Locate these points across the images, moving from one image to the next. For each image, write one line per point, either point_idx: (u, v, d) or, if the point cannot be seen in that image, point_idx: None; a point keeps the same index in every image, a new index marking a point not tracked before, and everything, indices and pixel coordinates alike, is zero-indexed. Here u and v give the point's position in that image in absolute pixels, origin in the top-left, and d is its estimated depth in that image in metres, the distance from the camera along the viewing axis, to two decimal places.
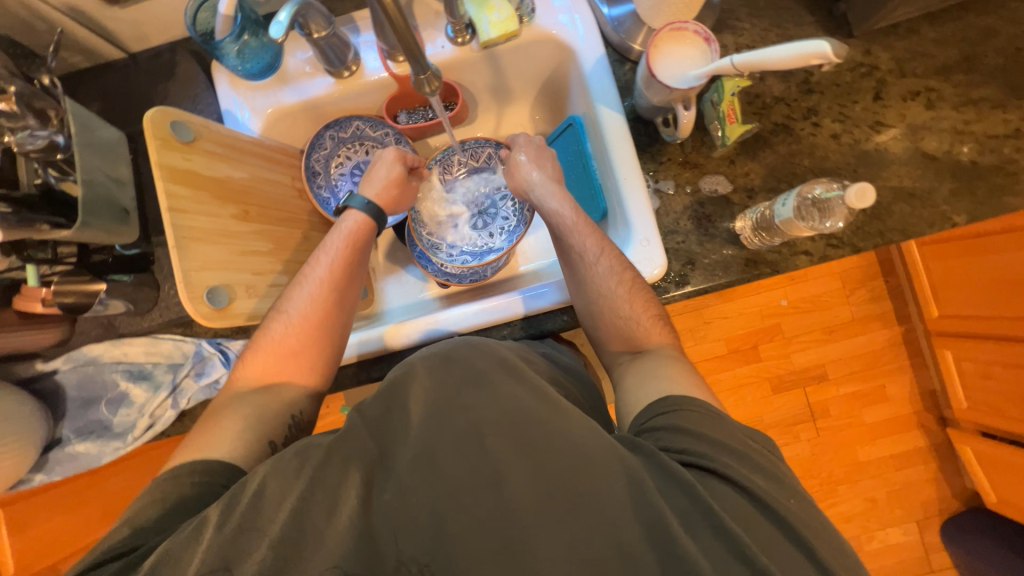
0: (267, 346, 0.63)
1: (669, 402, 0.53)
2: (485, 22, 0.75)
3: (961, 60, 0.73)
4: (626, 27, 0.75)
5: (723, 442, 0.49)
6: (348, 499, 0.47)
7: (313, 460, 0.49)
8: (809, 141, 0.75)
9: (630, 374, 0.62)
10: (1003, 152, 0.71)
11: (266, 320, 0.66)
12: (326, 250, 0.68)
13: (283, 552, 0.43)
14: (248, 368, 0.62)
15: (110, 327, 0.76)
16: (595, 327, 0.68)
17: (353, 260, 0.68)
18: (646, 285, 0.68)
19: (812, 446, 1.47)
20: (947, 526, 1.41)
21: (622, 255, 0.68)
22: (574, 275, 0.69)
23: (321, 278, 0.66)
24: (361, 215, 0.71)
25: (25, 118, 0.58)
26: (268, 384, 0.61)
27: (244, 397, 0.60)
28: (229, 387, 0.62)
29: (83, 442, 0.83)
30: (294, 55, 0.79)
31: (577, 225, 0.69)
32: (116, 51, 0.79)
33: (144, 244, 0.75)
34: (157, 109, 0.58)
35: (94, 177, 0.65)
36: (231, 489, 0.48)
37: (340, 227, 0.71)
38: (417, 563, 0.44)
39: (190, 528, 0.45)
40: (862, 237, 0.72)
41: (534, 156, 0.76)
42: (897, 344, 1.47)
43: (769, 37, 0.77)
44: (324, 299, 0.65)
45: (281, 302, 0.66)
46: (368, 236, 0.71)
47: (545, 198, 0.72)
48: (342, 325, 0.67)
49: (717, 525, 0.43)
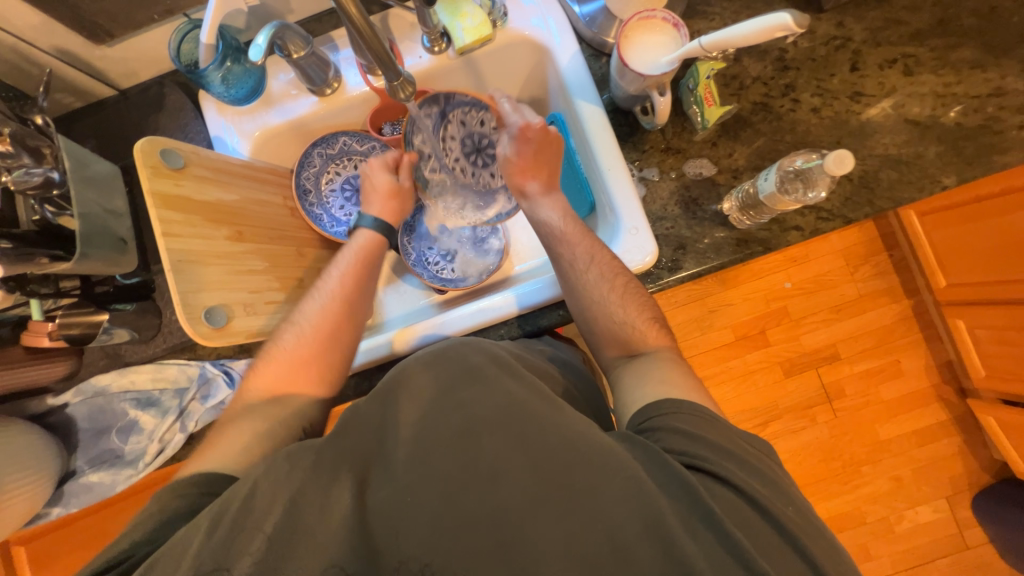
0: (279, 356, 0.64)
1: (666, 404, 0.53)
2: (459, 29, 0.77)
3: (935, 25, 0.73)
4: (599, 23, 0.76)
5: (725, 448, 0.48)
6: (340, 499, 0.47)
7: (304, 463, 0.49)
8: (789, 117, 0.75)
9: (626, 375, 0.61)
10: (987, 111, 0.71)
11: (277, 331, 0.67)
12: (340, 263, 0.71)
13: (279, 552, 0.43)
14: (258, 379, 0.63)
15: (115, 356, 0.77)
16: (590, 332, 0.68)
17: (365, 274, 0.71)
18: (641, 287, 0.68)
19: (830, 428, 1.44)
20: (977, 500, 1.38)
21: (615, 262, 0.68)
22: (563, 282, 0.70)
23: (332, 291, 0.68)
24: (371, 233, 0.75)
25: (21, 157, 0.59)
26: (279, 396, 0.61)
27: (254, 409, 0.60)
28: (238, 398, 0.63)
29: (96, 472, 0.83)
30: (277, 78, 0.81)
31: (566, 233, 0.70)
32: (107, 89, 0.81)
33: (143, 272, 0.77)
34: (146, 139, 0.59)
35: (91, 210, 0.67)
36: (222, 494, 0.48)
37: (350, 245, 0.74)
38: (418, 563, 0.44)
39: (181, 537, 0.45)
40: (852, 208, 0.72)
41: (528, 161, 0.74)
42: (908, 317, 1.45)
43: (741, 19, 0.78)
44: (335, 310, 0.67)
45: (295, 313, 0.68)
46: (379, 251, 0.75)
47: (536, 208, 0.74)
48: (352, 337, 0.68)
49: (715, 526, 0.43)
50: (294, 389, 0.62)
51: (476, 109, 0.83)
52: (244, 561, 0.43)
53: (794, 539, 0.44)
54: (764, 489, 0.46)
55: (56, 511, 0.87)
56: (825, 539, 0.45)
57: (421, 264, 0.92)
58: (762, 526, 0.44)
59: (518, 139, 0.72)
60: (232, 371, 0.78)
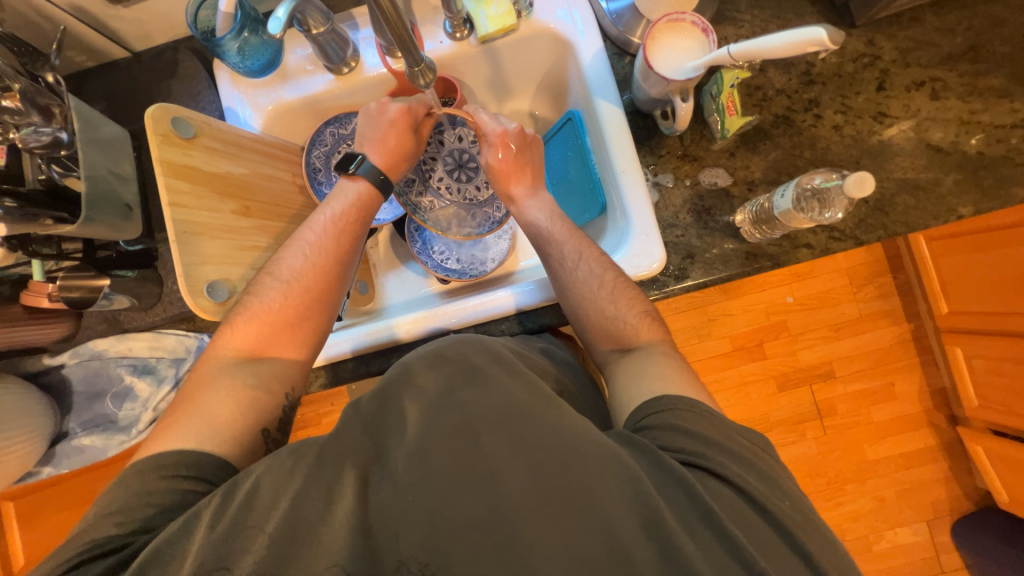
0: (260, 314, 0.62)
1: (662, 402, 0.53)
2: (482, 17, 0.76)
3: (966, 50, 0.72)
4: (625, 21, 0.75)
5: (720, 442, 0.49)
6: (344, 498, 0.48)
7: (307, 458, 0.50)
8: (810, 133, 0.74)
9: (621, 372, 0.61)
10: (1010, 142, 0.69)
11: (256, 284, 0.64)
12: (331, 216, 0.69)
13: (282, 548, 0.45)
14: (235, 336, 0.61)
15: (114, 322, 0.75)
16: (582, 328, 0.67)
17: (357, 232, 0.70)
18: (629, 282, 0.68)
19: (819, 444, 1.45)
20: (957, 526, 1.39)
21: (603, 257, 0.68)
22: (552, 279, 0.70)
23: (323, 249, 0.67)
24: (366, 184, 0.71)
25: (30, 115, 0.59)
26: (259, 355, 0.61)
27: (227, 368, 0.59)
28: (210, 355, 0.61)
29: (89, 436, 0.86)
30: (294, 52, 0.80)
31: (553, 234, 0.71)
32: (120, 51, 0.80)
33: (147, 239, 0.76)
34: (157, 106, 0.58)
35: (98, 173, 0.66)
36: (227, 484, 0.49)
37: (342, 195, 0.71)
38: (417, 562, 0.45)
39: (180, 525, 0.46)
40: (865, 230, 0.71)
41: (512, 167, 0.74)
42: (906, 341, 1.45)
43: (769, 28, 0.76)
44: (326, 271, 0.66)
45: (279, 269, 0.65)
46: (373, 209, 0.72)
47: (524, 211, 0.74)
48: (337, 299, 0.68)
49: (714, 525, 0.43)
50: (273, 351, 0.62)
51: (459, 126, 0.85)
52: (244, 560, 0.44)
53: (792, 549, 0.44)
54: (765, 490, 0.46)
55: (47, 470, 0.88)
56: (825, 546, 0.44)
57: (426, 252, 0.90)
58: (761, 530, 0.44)
59: (497, 146, 0.73)
60: None
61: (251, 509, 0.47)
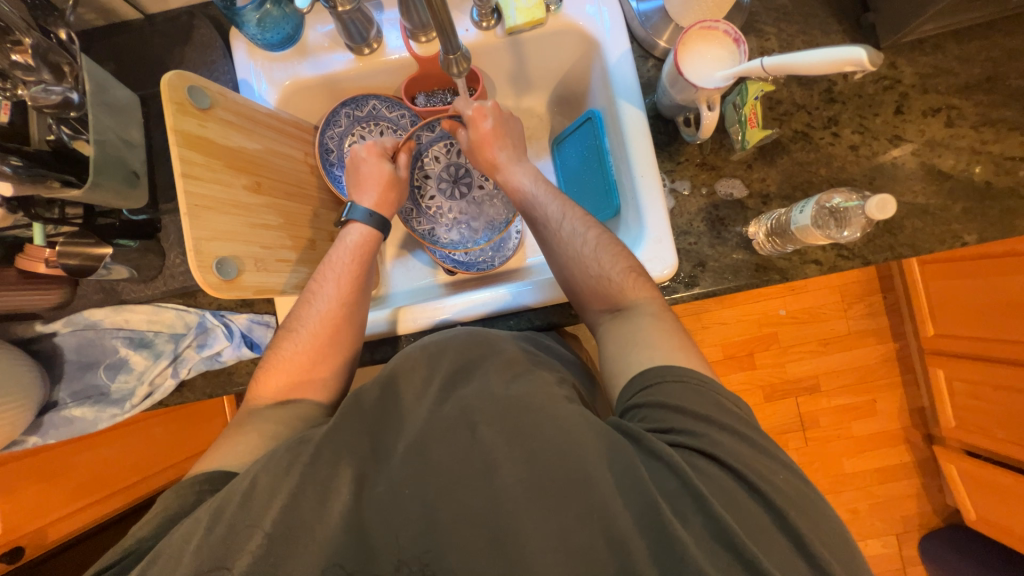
0: (278, 364, 0.64)
1: (650, 373, 0.53)
2: (511, 8, 0.75)
3: (984, 80, 0.73)
4: (653, 23, 0.75)
5: (707, 415, 0.49)
6: (338, 497, 0.48)
7: (304, 456, 0.50)
8: (827, 150, 0.75)
9: (610, 335, 0.61)
10: (1017, 174, 0.71)
11: (276, 340, 0.67)
12: (329, 262, 0.70)
13: (281, 547, 0.45)
14: (263, 387, 0.63)
15: (111, 292, 0.75)
16: (573, 291, 0.67)
17: (363, 270, 0.71)
18: (613, 235, 0.68)
19: (800, 454, 1.49)
20: (924, 541, 1.44)
21: (587, 216, 0.69)
22: (542, 244, 0.70)
23: (330, 295, 0.67)
24: (365, 227, 0.73)
25: (40, 72, 0.58)
26: (283, 401, 0.62)
27: (259, 413, 0.61)
28: (245, 403, 0.63)
29: (79, 407, 0.76)
30: (314, 28, 0.78)
31: (539, 195, 0.72)
32: (133, 12, 0.77)
33: (151, 210, 0.74)
34: (175, 72, 0.57)
35: (107, 138, 0.64)
36: (224, 490, 0.49)
37: (343, 242, 0.72)
38: (417, 563, 0.45)
39: (184, 530, 0.46)
40: (873, 250, 0.72)
41: (491, 134, 0.74)
42: (890, 360, 1.49)
43: (795, 44, 0.77)
44: (335, 314, 0.67)
45: (293, 320, 0.67)
46: (373, 247, 0.73)
47: (511, 176, 0.75)
48: (352, 344, 0.68)
49: (704, 509, 0.43)
50: (295, 395, 0.63)
51: (442, 141, 0.89)
52: (243, 559, 0.44)
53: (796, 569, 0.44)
54: (784, 487, 0.45)
55: (33, 440, 0.78)
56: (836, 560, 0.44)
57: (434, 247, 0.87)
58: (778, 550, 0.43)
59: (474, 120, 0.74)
60: (231, 325, 0.76)
61: (254, 502, 0.46)
